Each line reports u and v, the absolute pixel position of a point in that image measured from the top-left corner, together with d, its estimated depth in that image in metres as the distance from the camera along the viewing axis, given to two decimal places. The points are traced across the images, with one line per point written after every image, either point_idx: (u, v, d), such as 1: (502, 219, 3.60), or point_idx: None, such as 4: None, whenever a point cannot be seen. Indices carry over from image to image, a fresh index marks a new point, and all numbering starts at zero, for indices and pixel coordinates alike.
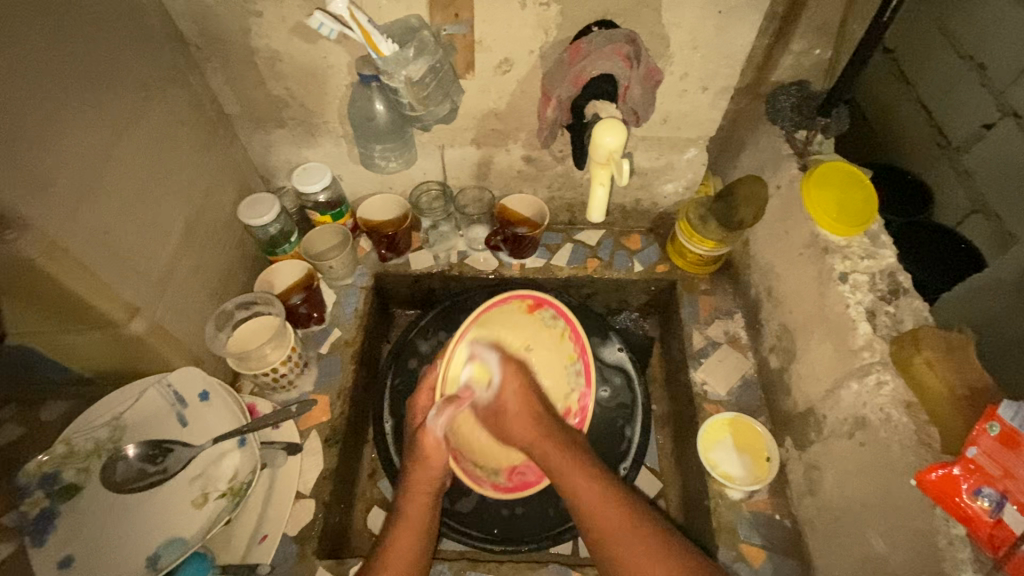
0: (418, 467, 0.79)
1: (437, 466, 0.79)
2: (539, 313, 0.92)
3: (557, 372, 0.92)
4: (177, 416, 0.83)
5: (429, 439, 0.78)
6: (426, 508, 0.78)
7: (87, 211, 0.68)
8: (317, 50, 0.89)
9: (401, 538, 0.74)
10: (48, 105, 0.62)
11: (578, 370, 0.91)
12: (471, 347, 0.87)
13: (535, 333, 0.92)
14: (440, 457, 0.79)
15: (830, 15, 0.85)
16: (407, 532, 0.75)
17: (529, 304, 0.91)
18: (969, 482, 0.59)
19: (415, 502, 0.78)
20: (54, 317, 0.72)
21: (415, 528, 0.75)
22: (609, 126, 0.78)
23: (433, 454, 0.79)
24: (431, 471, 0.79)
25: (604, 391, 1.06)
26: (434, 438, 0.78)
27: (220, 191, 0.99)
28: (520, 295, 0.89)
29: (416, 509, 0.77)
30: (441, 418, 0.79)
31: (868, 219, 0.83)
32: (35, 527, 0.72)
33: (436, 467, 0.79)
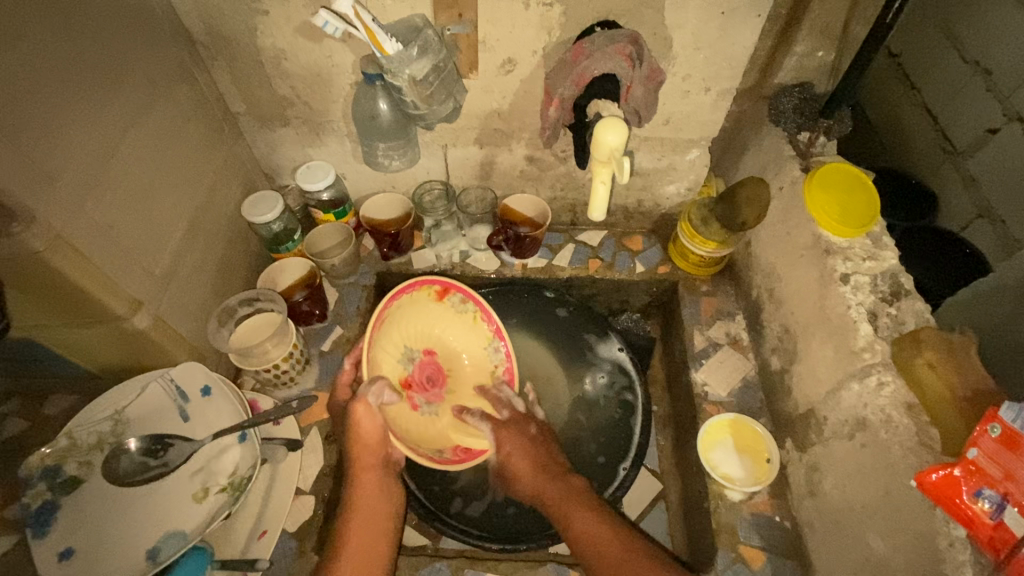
0: (357, 446, 0.79)
1: (375, 451, 0.79)
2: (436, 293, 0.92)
3: (477, 354, 0.95)
4: (179, 411, 0.83)
5: (363, 409, 0.79)
6: (376, 480, 0.79)
7: (93, 205, 0.69)
8: (322, 49, 0.90)
9: (353, 522, 0.75)
10: (55, 100, 0.63)
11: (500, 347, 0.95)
12: (391, 347, 0.89)
13: (442, 311, 0.93)
14: (374, 427, 0.79)
15: (833, 17, 0.85)
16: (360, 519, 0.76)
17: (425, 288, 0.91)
18: (969, 483, 0.59)
19: (363, 480, 0.78)
20: (60, 312, 0.72)
21: (367, 515, 0.77)
22: (611, 125, 0.78)
23: (371, 433, 0.79)
24: (369, 446, 0.79)
25: (601, 378, 1.07)
26: (366, 404, 0.79)
27: (224, 188, 1.00)
28: (426, 282, 0.90)
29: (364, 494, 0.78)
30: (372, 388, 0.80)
31: (870, 220, 0.83)
32: (38, 519, 0.73)
33: (376, 443, 0.79)
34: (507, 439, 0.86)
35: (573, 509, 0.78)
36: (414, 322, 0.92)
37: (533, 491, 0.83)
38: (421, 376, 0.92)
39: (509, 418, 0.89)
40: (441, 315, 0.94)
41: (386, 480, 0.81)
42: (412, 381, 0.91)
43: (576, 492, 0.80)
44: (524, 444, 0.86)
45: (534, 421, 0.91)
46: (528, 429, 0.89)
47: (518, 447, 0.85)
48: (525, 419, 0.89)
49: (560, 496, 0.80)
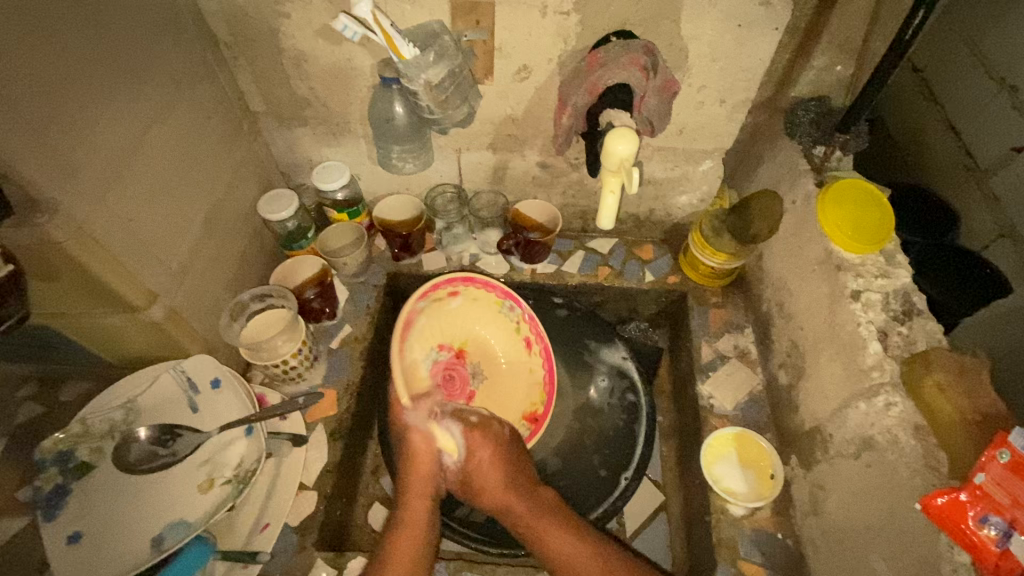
0: (409, 466, 0.81)
1: (426, 470, 0.80)
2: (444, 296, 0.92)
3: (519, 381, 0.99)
4: (189, 402, 0.85)
5: (416, 436, 0.81)
6: (424, 515, 0.78)
7: (114, 198, 0.71)
8: (341, 51, 0.91)
9: (401, 546, 0.74)
10: (82, 97, 0.65)
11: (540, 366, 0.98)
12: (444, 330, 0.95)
13: (487, 315, 0.98)
14: (427, 449, 0.80)
15: (852, 31, 0.84)
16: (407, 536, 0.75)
17: (450, 292, 0.93)
18: (975, 509, 0.57)
19: (410, 505, 0.78)
20: (77, 301, 0.74)
21: (414, 535, 0.75)
22: (621, 135, 0.78)
23: (422, 453, 0.80)
24: (426, 471, 0.80)
25: (602, 380, 1.08)
26: (419, 431, 0.81)
27: (241, 185, 1.02)
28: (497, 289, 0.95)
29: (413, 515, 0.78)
30: (417, 412, 0.81)
31: (884, 237, 0.82)
32: (49, 502, 0.75)
33: (426, 468, 0.80)
34: (479, 445, 0.80)
35: (548, 532, 0.75)
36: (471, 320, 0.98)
37: (498, 506, 0.78)
38: (443, 371, 0.93)
39: (480, 419, 0.82)
40: (494, 327, 0.99)
41: (436, 509, 0.80)
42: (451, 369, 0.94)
43: (547, 512, 0.77)
44: (496, 454, 0.80)
45: (505, 423, 0.84)
46: (498, 431, 0.82)
47: (493, 456, 0.79)
48: (495, 422, 0.82)
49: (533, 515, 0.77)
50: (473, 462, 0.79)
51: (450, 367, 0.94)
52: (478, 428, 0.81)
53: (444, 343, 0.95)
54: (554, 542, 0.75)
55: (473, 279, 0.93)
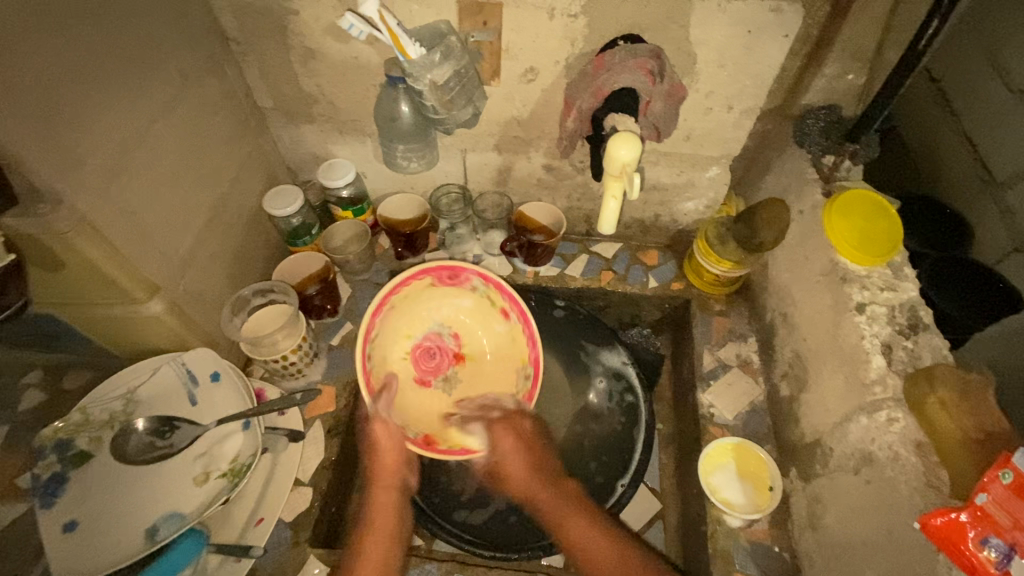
0: (372, 452, 0.81)
1: (389, 451, 0.81)
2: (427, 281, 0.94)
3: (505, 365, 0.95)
4: (188, 395, 0.86)
5: (382, 426, 0.82)
6: (392, 503, 0.79)
7: (118, 191, 0.71)
8: (349, 50, 0.92)
9: (370, 548, 0.73)
10: (88, 89, 0.65)
11: (530, 374, 0.93)
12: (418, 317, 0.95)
13: (460, 301, 0.96)
14: (392, 441, 0.81)
15: (864, 40, 0.83)
16: (374, 538, 0.74)
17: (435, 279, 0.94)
18: (975, 530, 0.56)
19: (379, 491, 0.79)
20: (79, 291, 0.75)
21: (381, 530, 0.75)
22: (625, 140, 0.78)
23: (387, 437, 0.81)
24: (391, 465, 0.80)
25: (600, 383, 1.07)
26: (383, 423, 0.82)
27: (247, 180, 1.03)
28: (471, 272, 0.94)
29: (381, 507, 0.78)
30: (381, 404, 0.84)
31: (891, 250, 0.81)
32: (46, 489, 0.76)
33: (392, 450, 0.81)
34: (504, 438, 0.84)
35: (567, 519, 0.76)
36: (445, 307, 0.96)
37: (523, 495, 0.81)
38: (429, 355, 0.94)
39: (503, 414, 0.88)
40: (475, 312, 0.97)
41: (404, 503, 0.80)
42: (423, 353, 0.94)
43: (570, 500, 0.78)
44: (519, 439, 0.84)
45: (527, 417, 0.88)
46: (520, 425, 0.87)
47: (516, 443, 0.84)
48: (518, 415, 0.87)
49: (557, 504, 0.77)
50: (500, 453, 0.83)
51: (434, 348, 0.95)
52: (498, 419, 0.87)
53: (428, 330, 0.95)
54: (581, 535, 0.74)
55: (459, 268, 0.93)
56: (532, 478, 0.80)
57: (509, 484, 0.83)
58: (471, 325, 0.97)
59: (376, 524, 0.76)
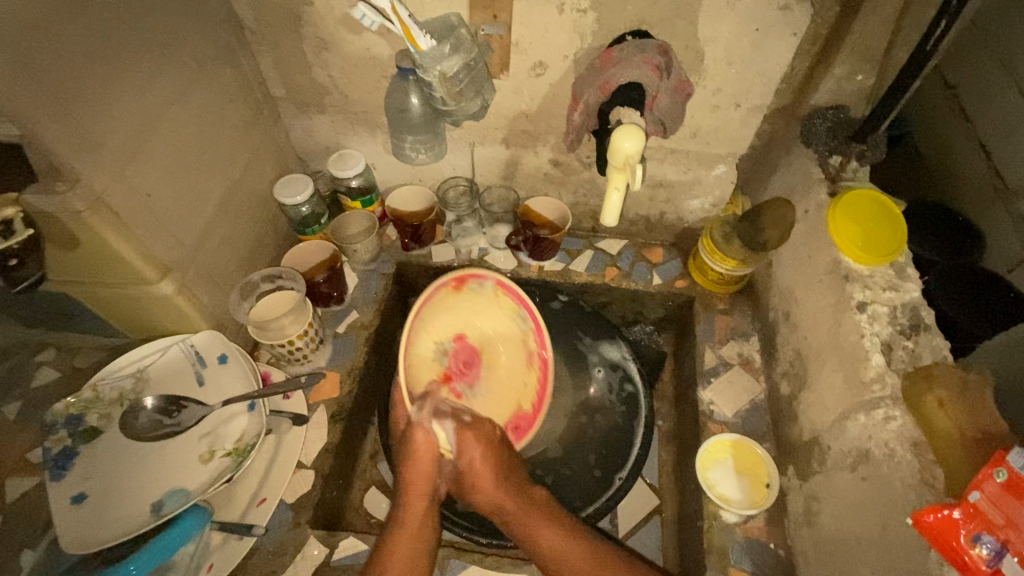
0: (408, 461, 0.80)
1: (425, 465, 0.80)
2: (468, 287, 0.90)
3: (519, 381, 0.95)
4: (196, 376, 0.88)
5: (422, 436, 0.80)
6: (422, 510, 0.79)
7: (133, 172, 0.73)
8: (361, 41, 0.93)
9: (399, 547, 0.74)
10: (106, 72, 0.67)
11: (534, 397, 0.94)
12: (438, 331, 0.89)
13: (490, 312, 0.93)
14: (429, 451, 0.80)
15: (873, 41, 0.83)
16: (404, 539, 0.75)
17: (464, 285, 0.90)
18: (968, 527, 0.56)
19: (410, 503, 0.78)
20: (93, 270, 0.77)
21: (413, 535, 0.76)
22: (629, 132, 0.78)
23: (423, 450, 0.80)
24: (421, 479, 0.79)
25: (599, 371, 1.09)
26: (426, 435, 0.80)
27: (258, 168, 1.05)
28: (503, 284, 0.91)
29: (413, 517, 0.78)
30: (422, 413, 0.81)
31: (894, 250, 0.81)
32: (57, 463, 0.77)
33: (424, 462, 0.80)
34: (473, 442, 0.78)
35: (537, 525, 0.76)
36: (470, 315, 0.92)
37: (489, 501, 0.78)
38: (459, 357, 0.92)
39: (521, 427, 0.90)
40: (500, 323, 0.94)
41: (432, 511, 0.80)
42: (450, 370, 0.89)
43: (541, 506, 0.79)
44: (487, 443, 0.79)
45: (494, 424, 0.83)
46: (489, 432, 0.81)
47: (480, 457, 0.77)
48: (486, 421, 0.82)
49: (524, 509, 0.78)
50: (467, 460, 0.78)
51: (466, 354, 0.92)
52: (466, 425, 0.80)
53: (466, 338, 0.93)
54: (542, 535, 0.75)
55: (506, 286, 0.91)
56: (497, 485, 0.78)
57: (472, 488, 0.79)
58: (491, 334, 0.95)
59: (401, 534, 0.76)
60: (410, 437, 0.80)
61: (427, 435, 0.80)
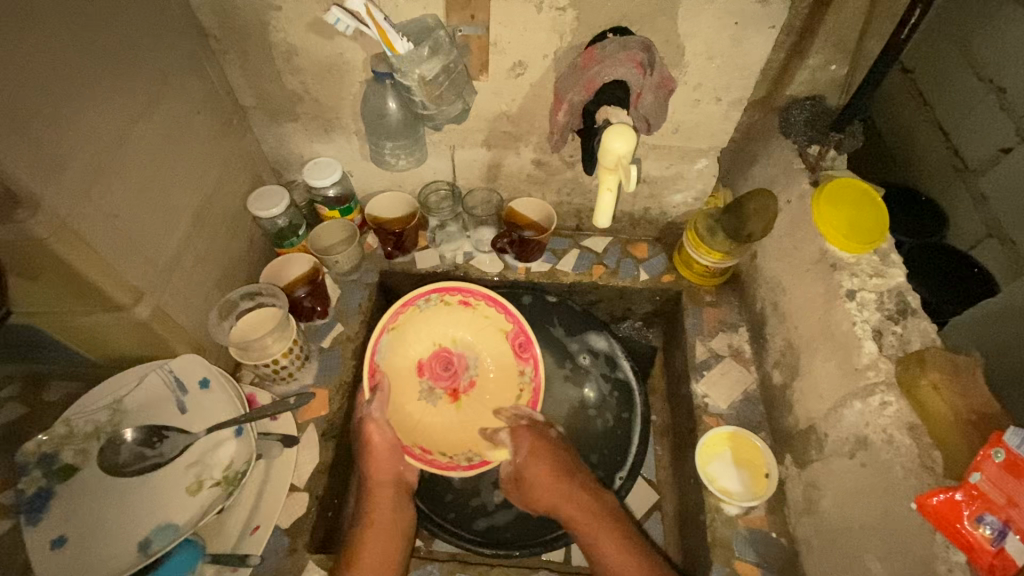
0: (367, 457, 0.87)
1: (387, 457, 0.87)
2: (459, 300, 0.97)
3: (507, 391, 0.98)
4: (177, 403, 0.84)
5: (375, 431, 0.87)
6: (388, 498, 0.85)
7: (99, 193, 0.69)
8: (333, 46, 0.90)
9: (370, 542, 0.79)
10: (63, 88, 0.63)
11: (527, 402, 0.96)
12: (429, 328, 0.98)
13: (468, 318, 0.99)
14: (384, 442, 0.87)
15: (848, 31, 0.84)
16: (375, 528, 0.81)
17: (461, 300, 0.97)
18: (971, 508, 0.58)
19: (375, 493, 0.85)
20: (61, 299, 0.72)
21: (387, 525, 0.82)
22: (619, 132, 0.77)
23: (379, 445, 0.87)
24: (382, 467, 0.86)
25: (585, 357, 1.09)
26: (372, 422, 0.87)
27: (231, 182, 1.00)
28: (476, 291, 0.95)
29: (382, 510, 0.84)
30: (374, 405, 0.88)
31: (879, 236, 0.82)
32: (31, 506, 0.73)
33: (383, 454, 0.87)
34: (540, 451, 0.89)
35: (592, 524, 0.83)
36: (451, 320, 0.99)
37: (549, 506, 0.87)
38: (439, 366, 0.99)
39: (529, 427, 0.92)
40: (484, 334, 0.99)
41: (402, 496, 0.87)
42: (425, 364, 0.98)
43: (594, 509, 0.85)
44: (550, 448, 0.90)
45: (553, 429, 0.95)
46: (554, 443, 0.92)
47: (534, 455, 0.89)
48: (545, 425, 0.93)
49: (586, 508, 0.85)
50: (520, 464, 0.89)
51: (449, 360, 0.99)
52: (526, 426, 0.92)
53: (441, 344, 0.99)
54: (596, 539, 0.82)
55: (503, 307, 0.96)
56: (556, 487, 0.86)
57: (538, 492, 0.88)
58: (477, 342, 1.00)
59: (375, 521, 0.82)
60: (362, 432, 0.87)
61: (382, 430, 0.87)
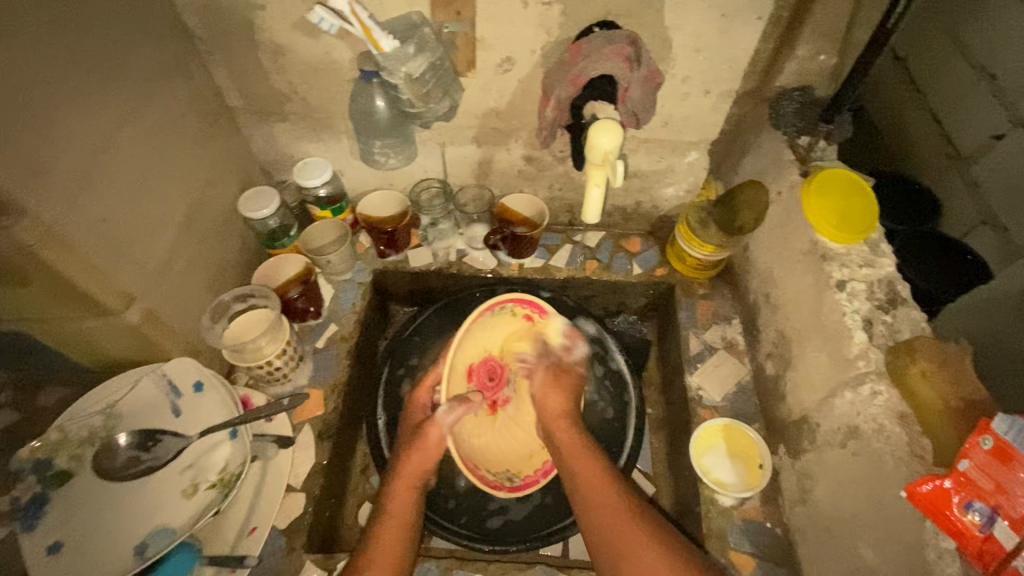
0: (414, 448, 0.86)
1: (433, 455, 0.86)
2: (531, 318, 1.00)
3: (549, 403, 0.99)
4: (170, 406, 0.84)
5: (435, 431, 0.87)
6: (409, 502, 0.82)
7: (86, 200, 0.68)
8: (319, 44, 0.89)
9: (387, 538, 0.76)
10: (45, 93, 0.62)
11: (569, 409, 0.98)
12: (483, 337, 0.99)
13: (517, 330, 1.01)
14: (435, 447, 0.86)
15: (834, 20, 0.84)
16: (391, 529, 0.77)
17: (525, 314, 1.00)
18: (959, 495, 0.58)
19: (397, 497, 0.81)
20: (49, 304, 0.72)
21: (399, 524, 0.78)
22: (605, 127, 0.78)
23: (433, 445, 0.86)
24: (423, 462, 0.85)
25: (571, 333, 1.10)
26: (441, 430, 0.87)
27: (220, 183, 1.00)
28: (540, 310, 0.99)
29: (400, 503, 0.81)
30: (450, 415, 0.89)
31: (868, 226, 0.82)
32: (28, 512, 0.73)
33: (432, 451, 0.86)
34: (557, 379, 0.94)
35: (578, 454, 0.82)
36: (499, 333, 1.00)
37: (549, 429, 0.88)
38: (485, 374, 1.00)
39: None
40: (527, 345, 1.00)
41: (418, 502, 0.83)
42: (474, 371, 0.99)
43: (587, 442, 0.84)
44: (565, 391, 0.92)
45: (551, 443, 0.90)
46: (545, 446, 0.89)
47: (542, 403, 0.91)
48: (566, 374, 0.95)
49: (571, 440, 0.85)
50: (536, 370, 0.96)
51: (495, 370, 1.01)
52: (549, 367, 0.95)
53: (490, 353, 1.01)
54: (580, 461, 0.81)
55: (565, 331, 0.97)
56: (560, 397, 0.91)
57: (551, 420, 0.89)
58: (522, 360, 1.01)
59: (392, 514, 0.79)
60: (424, 432, 0.87)
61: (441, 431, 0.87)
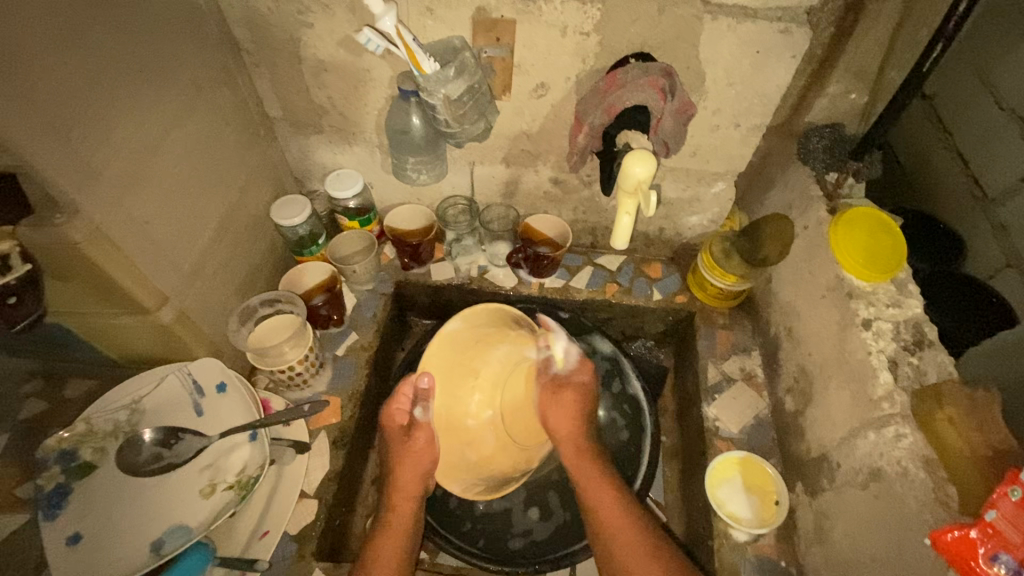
0: (401, 461, 0.86)
1: (423, 459, 0.85)
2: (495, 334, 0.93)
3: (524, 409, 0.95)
4: (193, 405, 0.85)
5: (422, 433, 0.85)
6: (411, 510, 0.85)
7: (132, 201, 0.71)
8: (361, 62, 0.92)
9: (383, 548, 0.80)
10: (103, 98, 0.65)
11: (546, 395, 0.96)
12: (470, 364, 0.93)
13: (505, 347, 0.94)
14: (426, 452, 0.85)
15: (867, 61, 0.85)
16: (389, 537, 0.82)
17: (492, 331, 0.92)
18: (985, 546, 0.57)
19: (398, 509, 0.85)
20: (88, 299, 0.74)
21: (397, 533, 0.82)
22: (639, 158, 0.79)
23: (421, 450, 0.85)
24: (416, 472, 0.85)
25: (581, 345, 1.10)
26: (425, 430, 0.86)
27: (254, 190, 1.03)
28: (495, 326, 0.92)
29: (402, 515, 0.85)
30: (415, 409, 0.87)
31: (896, 266, 0.82)
32: (50, 501, 0.75)
33: (421, 458, 0.85)
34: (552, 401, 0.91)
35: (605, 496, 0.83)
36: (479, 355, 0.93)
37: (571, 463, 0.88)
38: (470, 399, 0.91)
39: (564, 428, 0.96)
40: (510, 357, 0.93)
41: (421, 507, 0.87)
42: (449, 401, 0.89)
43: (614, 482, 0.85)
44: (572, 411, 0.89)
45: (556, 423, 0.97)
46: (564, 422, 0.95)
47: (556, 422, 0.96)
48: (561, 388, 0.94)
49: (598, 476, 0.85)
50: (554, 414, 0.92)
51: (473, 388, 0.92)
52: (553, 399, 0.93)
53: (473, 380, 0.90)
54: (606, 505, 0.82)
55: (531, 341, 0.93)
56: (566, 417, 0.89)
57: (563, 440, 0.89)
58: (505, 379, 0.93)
59: (393, 529, 0.83)
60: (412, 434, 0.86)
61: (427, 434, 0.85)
